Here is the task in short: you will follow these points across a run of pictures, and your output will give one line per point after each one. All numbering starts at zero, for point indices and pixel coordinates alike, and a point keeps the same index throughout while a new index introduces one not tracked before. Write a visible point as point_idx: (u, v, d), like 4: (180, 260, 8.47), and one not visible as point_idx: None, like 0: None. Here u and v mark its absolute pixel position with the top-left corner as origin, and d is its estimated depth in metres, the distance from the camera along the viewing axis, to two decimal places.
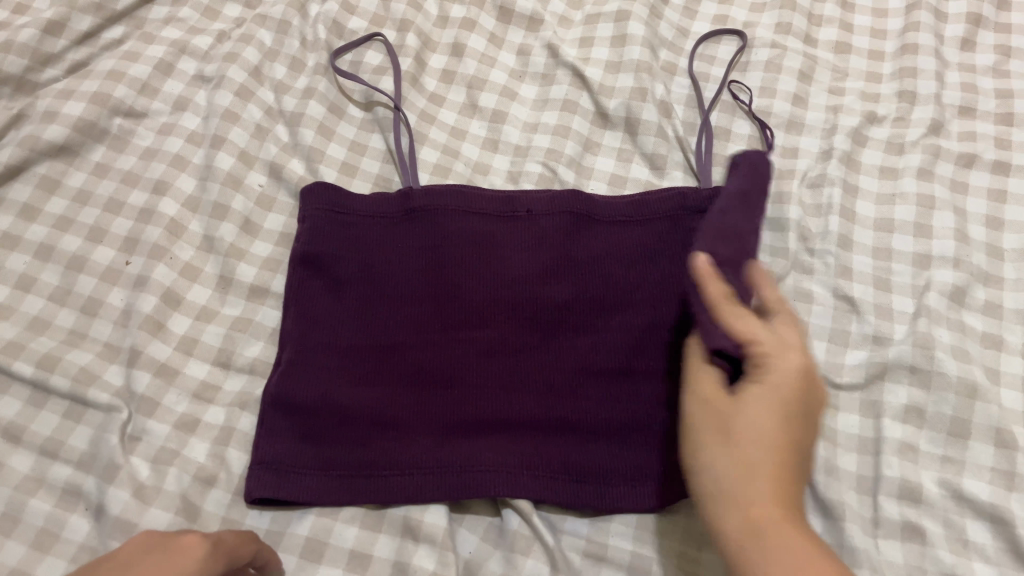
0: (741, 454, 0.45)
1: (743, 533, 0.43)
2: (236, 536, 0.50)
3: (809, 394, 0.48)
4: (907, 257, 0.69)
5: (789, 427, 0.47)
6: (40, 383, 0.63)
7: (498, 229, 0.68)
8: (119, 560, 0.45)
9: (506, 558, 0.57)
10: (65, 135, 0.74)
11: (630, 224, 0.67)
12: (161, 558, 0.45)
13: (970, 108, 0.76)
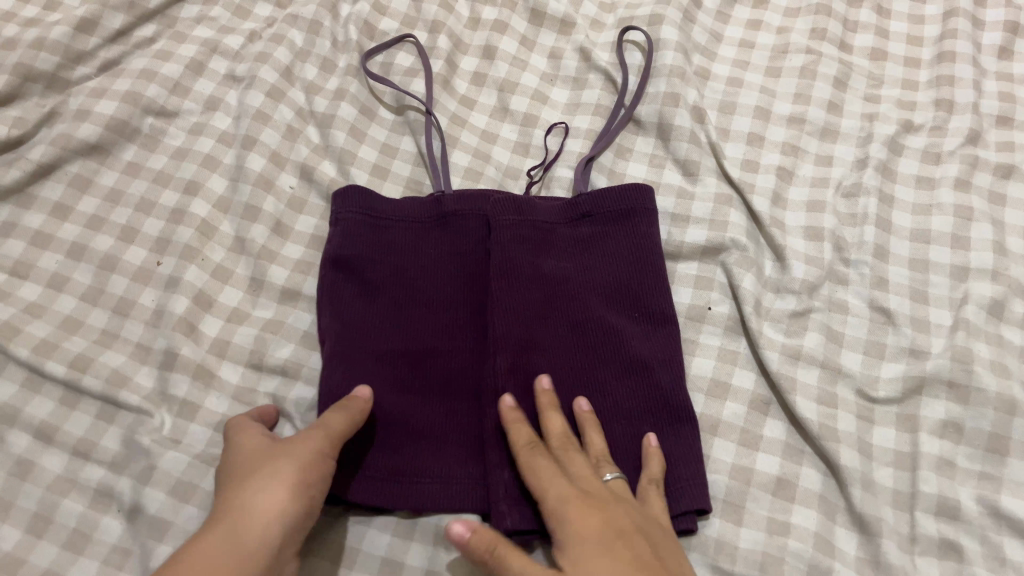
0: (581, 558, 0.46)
1: None
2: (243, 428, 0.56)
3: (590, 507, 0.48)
4: (944, 269, 0.68)
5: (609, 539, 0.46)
6: (72, 384, 0.63)
7: None
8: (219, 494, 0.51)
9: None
10: (97, 134, 0.74)
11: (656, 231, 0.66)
12: (246, 447, 0.53)
13: (1008, 118, 0.75)
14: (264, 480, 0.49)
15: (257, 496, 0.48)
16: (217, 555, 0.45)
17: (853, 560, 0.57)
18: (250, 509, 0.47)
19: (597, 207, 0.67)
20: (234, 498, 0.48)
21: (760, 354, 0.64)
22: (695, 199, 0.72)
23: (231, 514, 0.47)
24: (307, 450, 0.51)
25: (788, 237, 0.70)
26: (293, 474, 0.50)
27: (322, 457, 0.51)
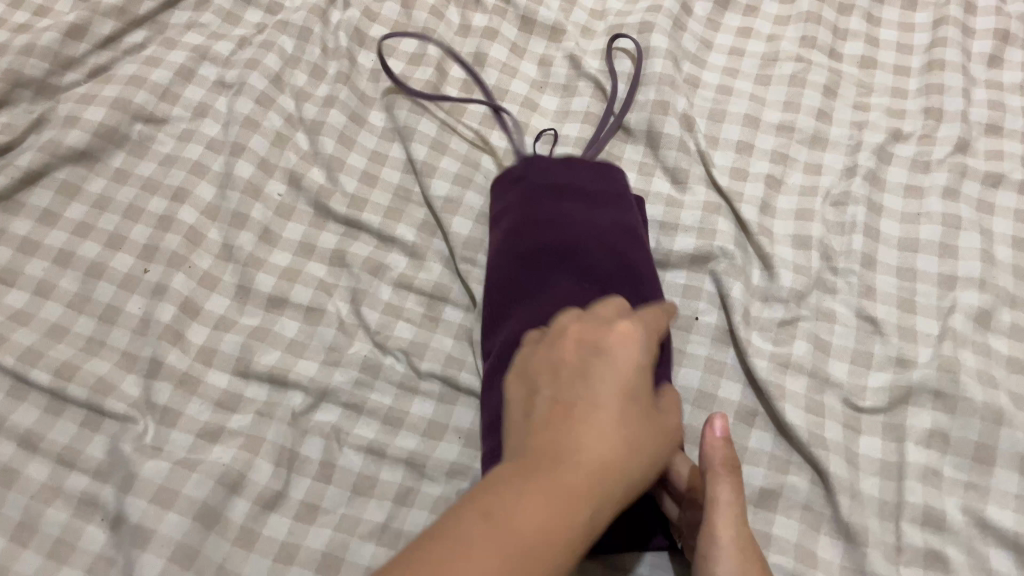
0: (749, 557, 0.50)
1: None
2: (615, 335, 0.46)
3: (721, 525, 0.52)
4: (931, 278, 0.68)
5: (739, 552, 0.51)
6: (58, 392, 0.63)
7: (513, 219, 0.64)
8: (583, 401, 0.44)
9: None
10: (85, 141, 0.74)
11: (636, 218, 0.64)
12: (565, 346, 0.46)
13: (997, 127, 0.75)
14: (607, 411, 0.42)
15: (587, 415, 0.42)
16: (560, 502, 0.39)
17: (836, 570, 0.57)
18: (572, 457, 0.40)
19: (561, 170, 0.64)
20: (560, 451, 0.41)
21: (748, 362, 0.64)
22: (684, 208, 0.72)
23: (555, 417, 0.42)
24: (619, 375, 0.44)
25: (777, 245, 0.70)
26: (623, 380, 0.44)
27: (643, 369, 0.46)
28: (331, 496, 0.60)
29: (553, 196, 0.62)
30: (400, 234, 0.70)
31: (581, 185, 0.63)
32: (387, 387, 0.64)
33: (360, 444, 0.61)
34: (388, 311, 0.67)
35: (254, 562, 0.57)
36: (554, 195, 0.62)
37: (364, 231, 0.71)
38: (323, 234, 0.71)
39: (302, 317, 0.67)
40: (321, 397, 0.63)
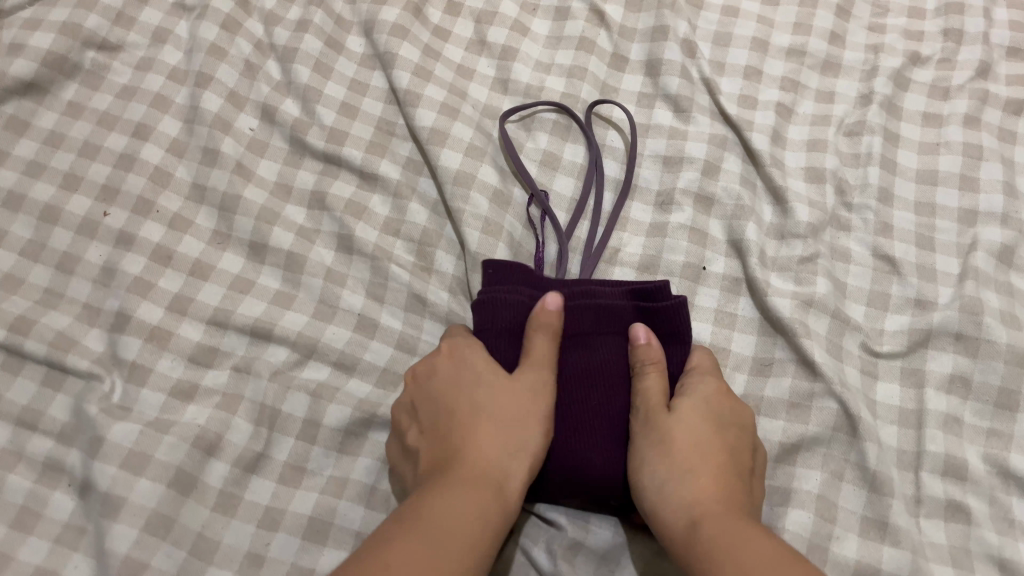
0: (688, 463, 0.47)
1: (696, 499, 0.45)
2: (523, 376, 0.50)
3: (697, 461, 0.47)
4: (951, 214, 0.64)
5: (713, 471, 0.47)
6: (14, 348, 0.57)
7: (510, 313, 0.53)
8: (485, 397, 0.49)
9: (525, 548, 0.52)
10: (33, 71, 0.67)
11: (620, 315, 0.53)
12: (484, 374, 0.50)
13: (1019, 49, 0.71)
14: (495, 406, 0.48)
15: (488, 463, 0.46)
16: (486, 449, 0.47)
17: (859, 522, 0.54)
18: (483, 432, 0.47)
19: (591, 322, 0.53)
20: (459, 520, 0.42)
21: (766, 302, 0.60)
22: (688, 139, 0.67)
23: (460, 475, 0.45)
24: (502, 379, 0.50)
25: (789, 178, 0.65)
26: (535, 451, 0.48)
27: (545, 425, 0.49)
28: (317, 457, 0.56)
29: (595, 343, 0.53)
30: (383, 172, 0.65)
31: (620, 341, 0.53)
32: (382, 347, 0.59)
33: (349, 401, 0.57)
34: (374, 255, 0.61)
35: (236, 527, 0.53)
36: (583, 317, 0.53)
37: (344, 167, 0.65)
38: (300, 172, 0.66)
39: (280, 264, 0.62)
40: (307, 354, 0.58)
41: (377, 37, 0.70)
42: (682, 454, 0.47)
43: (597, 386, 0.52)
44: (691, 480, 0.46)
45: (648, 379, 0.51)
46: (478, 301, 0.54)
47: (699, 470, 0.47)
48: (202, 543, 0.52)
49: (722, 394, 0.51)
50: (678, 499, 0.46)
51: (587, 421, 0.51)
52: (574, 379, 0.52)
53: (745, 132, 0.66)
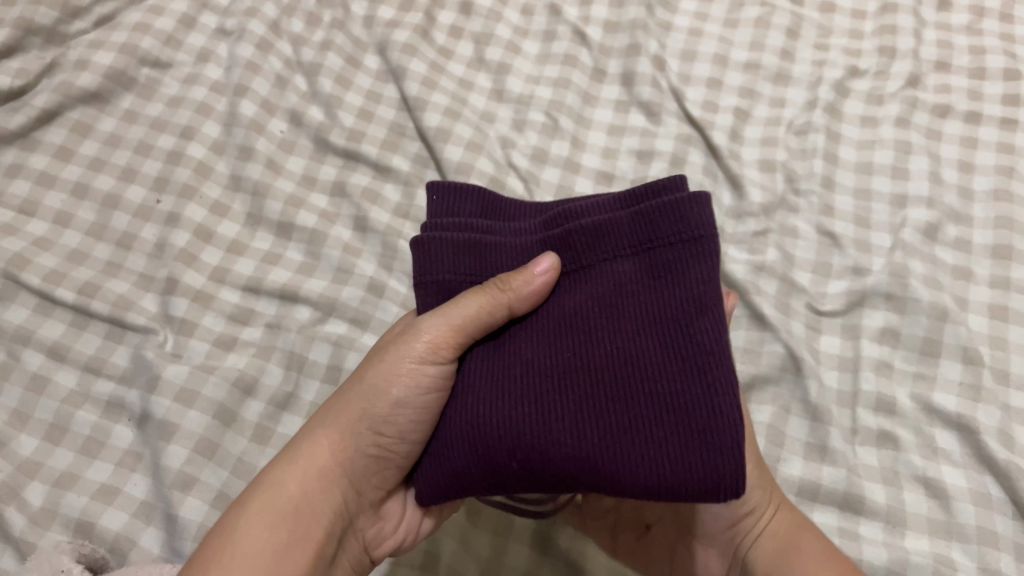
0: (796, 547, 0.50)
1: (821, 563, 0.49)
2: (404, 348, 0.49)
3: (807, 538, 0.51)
4: (884, 198, 0.74)
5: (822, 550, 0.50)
6: (81, 307, 0.67)
7: (468, 259, 0.49)
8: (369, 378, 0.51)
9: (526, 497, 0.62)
10: (96, 83, 0.78)
11: (604, 237, 0.47)
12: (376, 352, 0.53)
13: (945, 63, 0.82)
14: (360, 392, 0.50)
15: (323, 442, 0.49)
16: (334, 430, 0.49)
17: (802, 447, 0.64)
18: (339, 413, 0.50)
19: (568, 254, 0.48)
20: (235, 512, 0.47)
21: (725, 268, 0.71)
22: (658, 138, 0.78)
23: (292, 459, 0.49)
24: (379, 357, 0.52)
25: (744, 168, 0.76)
26: (374, 414, 0.49)
27: (429, 364, 0.48)
28: None
29: (588, 278, 0.48)
30: (395, 165, 0.75)
31: (618, 265, 0.47)
32: (390, 305, 0.69)
33: (366, 349, 0.66)
34: (388, 232, 0.72)
35: (271, 452, 0.62)
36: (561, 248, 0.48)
37: (362, 162, 0.76)
38: (324, 166, 0.76)
39: (307, 240, 0.72)
40: (329, 310, 0.68)
41: (391, 55, 0.81)
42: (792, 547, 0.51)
43: (575, 334, 0.46)
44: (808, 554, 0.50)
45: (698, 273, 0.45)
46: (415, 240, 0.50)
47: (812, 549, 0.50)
48: (241, 465, 0.61)
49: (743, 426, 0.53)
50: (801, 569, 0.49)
51: (567, 377, 0.45)
52: (556, 323, 0.47)
53: (706, 131, 0.77)
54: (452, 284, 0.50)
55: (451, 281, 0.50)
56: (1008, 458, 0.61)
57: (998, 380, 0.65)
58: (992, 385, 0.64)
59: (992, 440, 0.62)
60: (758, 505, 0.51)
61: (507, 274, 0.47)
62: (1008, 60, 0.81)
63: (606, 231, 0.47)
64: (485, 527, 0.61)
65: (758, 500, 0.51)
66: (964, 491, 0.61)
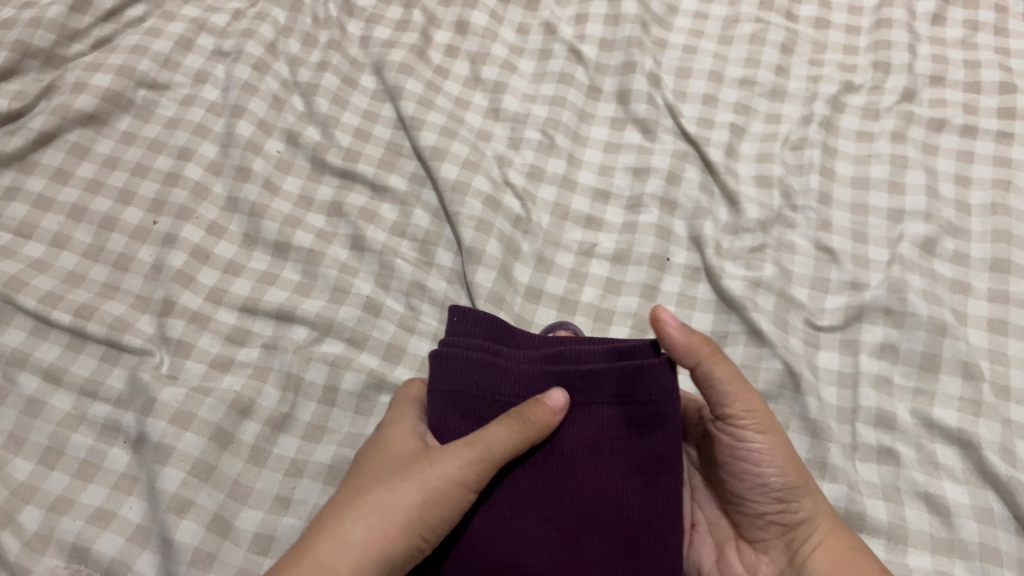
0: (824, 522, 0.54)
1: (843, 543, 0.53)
2: (429, 459, 0.49)
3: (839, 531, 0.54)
4: (882, 212, 0.74)
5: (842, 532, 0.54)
6: (78, 330, 0.67)
7: (477, 377, 0.52)
8: (391, 481, 0.49)
9: None
10: (94, 105, 0.79)
11: (598, 380, 0.51)
12: (394, 445, 0.52)
13: (940, 77, 0.82)
14: (381, 492, 0.49)
15: (341, 548, 0.47)
16: (353, 533, 0.48)
17: (802, 464, 0.63)
18: (361, 516, 0.48)
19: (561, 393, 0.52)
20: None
21: (721, 284, 0.70)
22: (654, 154, 0.78)
23: (307, 558, 0.46)
24: (401, 458, 0.51)
25: (741, 184, 0.76)
26: (399, 525, 0.48)
27: (461, 488, 0.48)
28: (336, 418, 0.65)
29: (577, 412, 0.52)
30: (392, 184, 0.75)
31: (605, 411, 0.51)
32: (387, 324, 0.69)
33: (363, 369, 0.66)
34: (384, 251, 0.72)
35: (268, 474, 0.62)
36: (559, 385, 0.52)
37: (359, 181, 0.76)
38: (320, 186, 0.76)
39: (304, 260, 0.72)
40: (325, 330, 0.68)
41: (387, 74, 0.81)
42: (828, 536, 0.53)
43: (566, 469, 0.50)
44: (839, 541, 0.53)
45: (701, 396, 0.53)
46: (433, 356, 0.52)
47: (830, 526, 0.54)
48: (238, 488, 0.61)
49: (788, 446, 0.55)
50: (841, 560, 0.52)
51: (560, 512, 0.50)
52: (551, 461, 0.51)
53: (703, 147, 0.77)
54: (463, 397, 0.52)
55: (457, 395, 0.52)
56: (1010, 473, 0.60)
57: (998, 395, 0.65)
58: (992, 399, 0.64)
59: (993, 455, 0.61)
60: (790, 488, 0.53)
61: (528, 403, 0.49)
62: (1003, 73, 0.81)
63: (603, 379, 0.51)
64: None
65: (811, 508, 0.54)
66: (966, 507, 0.61)
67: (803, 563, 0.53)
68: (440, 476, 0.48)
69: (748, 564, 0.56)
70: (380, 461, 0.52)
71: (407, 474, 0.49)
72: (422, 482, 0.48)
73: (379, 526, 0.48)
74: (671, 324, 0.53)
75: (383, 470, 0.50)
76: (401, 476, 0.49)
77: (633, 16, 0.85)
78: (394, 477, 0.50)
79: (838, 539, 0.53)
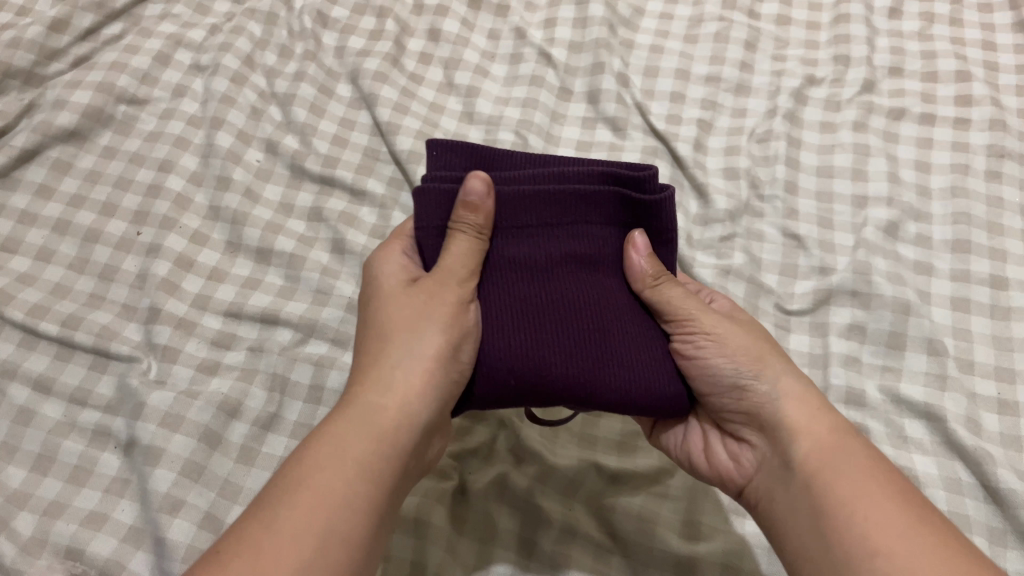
0: (792, 398, 0.52)
1: (814, 423, 0.51)
2: (432, 289, 0.52)
3: (816, 404, 0.52)
4: (846, 199, 0.77)
5: (814, 407, 0.51)
6: (65, 340, 0.69)
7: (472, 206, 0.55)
8: (404, 325, 0.52)
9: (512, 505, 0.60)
10: (74, 121, 0.80)
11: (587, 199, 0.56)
12: (387, 289, 0.54)
13: (899, 68, 0.85)
14: (396, 344, 0.51)
15: (376, 406, 0.48)
16: (380, 390, 0.49)
17: None
18: (384, 377, 0.50)
19: (555, 211, 0.55)
20: (311, 466, 0.45)
21: (693, 273, 0.72)
22: (625, 151, 0.80)
23: (340, 425, 0.47)
24: (400, 303, 0.53)
25: (709, 177, 0.78)
26: (431, 359, 0.50)
27: (466, 305, 0.52)
28: (322, 415, 0.66)
29: (567, 232, 0.56)
30: (370, 188, 0.77)
31: (594, 230, 0.56)
32: None
33: (347, 367, 0.68)
34: (365, 253, 0.73)
35: (256, 472, 0.63)
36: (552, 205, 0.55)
37: (337, 186, 0.78)
38: (300, 193, 0.78)
39: (286, 265, 0.74)
40: (309, 332, 0.70)
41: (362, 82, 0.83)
42: (797, 411, 0.51)
43: (566, 279, 0.55)
44: (810, 419, 0.51)
45: (665, 291, 0.55)
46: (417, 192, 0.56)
47: (802, 400, 0.52)
48: (228, 486, 0.62)
49: (750, 338, 0.55)
50: (816, 447, 0.49)
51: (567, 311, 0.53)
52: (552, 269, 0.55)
53: (671, 143, 0.80)
54: None
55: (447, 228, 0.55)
56: (976, 443, 0.63)
57: (963, 368, 0.67)
58: (957, 373, 0.66)
59: (960, 427, 0.64)
60: (743, 376, 0.52)
61: (455, 210, 0.54)
62: (959, 62, 0.84)
63: (592, 196, 0.56)
64: (470, 536, 0.59)
65: (769, 386, 0.52)
66: (936, 477, 0.63)
67: (785, 442, 0.51)
68: (449, 301, 0.51)
69: (732, 452, 0.55)
70: (385, 308, 0.53)
71: (416, 313, 0.52)
72: (431, 316, 0.51)
73: (401, 365, 0.50)
74: (641, 250, 0.56)
75: (396, 317, 0.52)
76: (411, 317, 0.52)
77: (600, 18, 0.87)
78: (403, 322, 0.52)
79: (815, 422, 0.51)
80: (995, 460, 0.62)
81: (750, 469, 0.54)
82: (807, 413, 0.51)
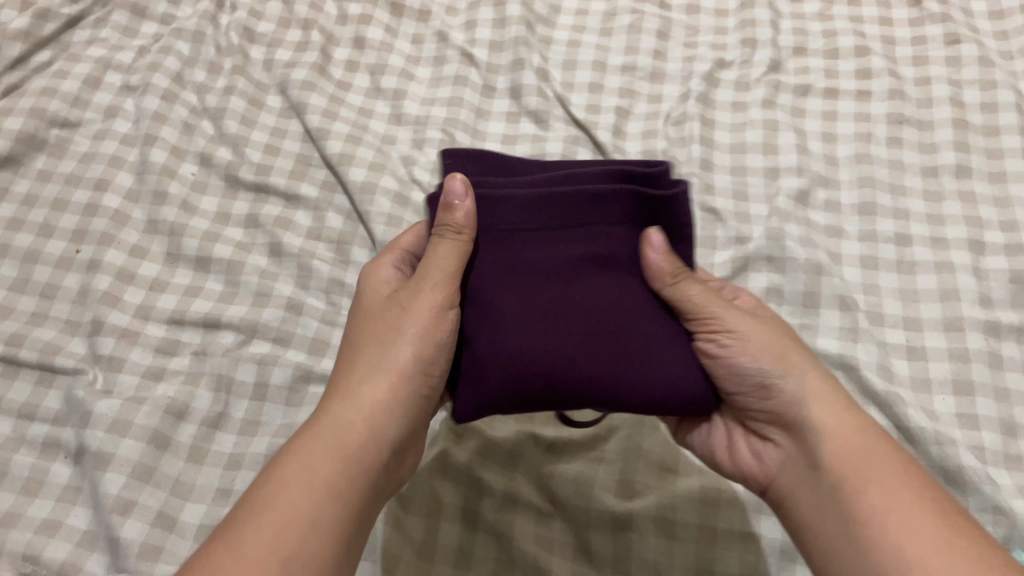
0: (824, 398, 0.54)
1: (843, 422, 0.53)
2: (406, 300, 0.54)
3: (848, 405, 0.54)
4: (759, 172, 0.81)
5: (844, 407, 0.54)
6: (10, 358, 0.70)
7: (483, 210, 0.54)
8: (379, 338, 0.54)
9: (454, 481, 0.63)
10: (8, 148, 0.82)
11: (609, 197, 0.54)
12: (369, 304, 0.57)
13: (802, 48, 0.89)
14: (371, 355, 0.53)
15: (348, 416, 0.51)
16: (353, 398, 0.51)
17: None
18: (358, 386, 0.52)
19: (575, 211, 0.54)
20: (282, 477, 0.47)
21: None
22: (548, 141, 0.84)
23: (313, 433, 0.50)
24: (377, 318, 0.55)
25: None
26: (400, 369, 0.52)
27: (443, 311, 0.53)
28: (268, 411, 0.68)
29: (584, 232, 0.54)
30: (304, 193, 0.80)
31: (617, 231, 0.54)
32: (310, 321, 0.73)
33: (290, 364, 0.70)
34: (301, 254, 0.76)
35: (207, 469, 0.65)
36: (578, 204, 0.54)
37: (272, 193, 0.80)
38: (236, 202, 0.80)
39: (225, 271, 0.76)
40: (251, 332, 0.72)
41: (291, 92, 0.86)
42: (828, 411, 0.53)
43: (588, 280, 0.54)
44: (840, 420, 0.53)
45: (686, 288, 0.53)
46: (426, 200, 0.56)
47: (833, 401, 0.54)
48: (179, 485, 0.64)
49: (775, 337, 0.56)
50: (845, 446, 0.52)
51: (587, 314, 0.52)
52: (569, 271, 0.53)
53: (591, 131, 0.83)
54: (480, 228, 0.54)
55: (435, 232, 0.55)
56: (887, 387, 0.67)
57: (873, 321, 0.71)
58: (867, 325, 0.71)
59: (872, 374, 0.68)
60: (769, 376, 0.54)
61: (441, 214, 0.53)
62: (857, 39, 0.89)
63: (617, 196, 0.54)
64: (416, 513, 0.62)
65: (792, 387, 0.54)
66: None
67: (812, 443, 0.53)
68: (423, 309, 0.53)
69: (756, 449, 0.57)
70: (367, 321, 0.56)
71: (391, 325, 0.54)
72: (403, 327, 0.53)
73: (375, 375, 0.52)
74: (659, 246, 0.53)
75: (372, 333, 0.54)
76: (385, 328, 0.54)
77: (518, 17, 0.91)
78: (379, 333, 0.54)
79: (839, 422, 0.53)
80: (905, 401, 0.66)
81: (772, 467, 0.56)
82: (834, 412, 0.53)
